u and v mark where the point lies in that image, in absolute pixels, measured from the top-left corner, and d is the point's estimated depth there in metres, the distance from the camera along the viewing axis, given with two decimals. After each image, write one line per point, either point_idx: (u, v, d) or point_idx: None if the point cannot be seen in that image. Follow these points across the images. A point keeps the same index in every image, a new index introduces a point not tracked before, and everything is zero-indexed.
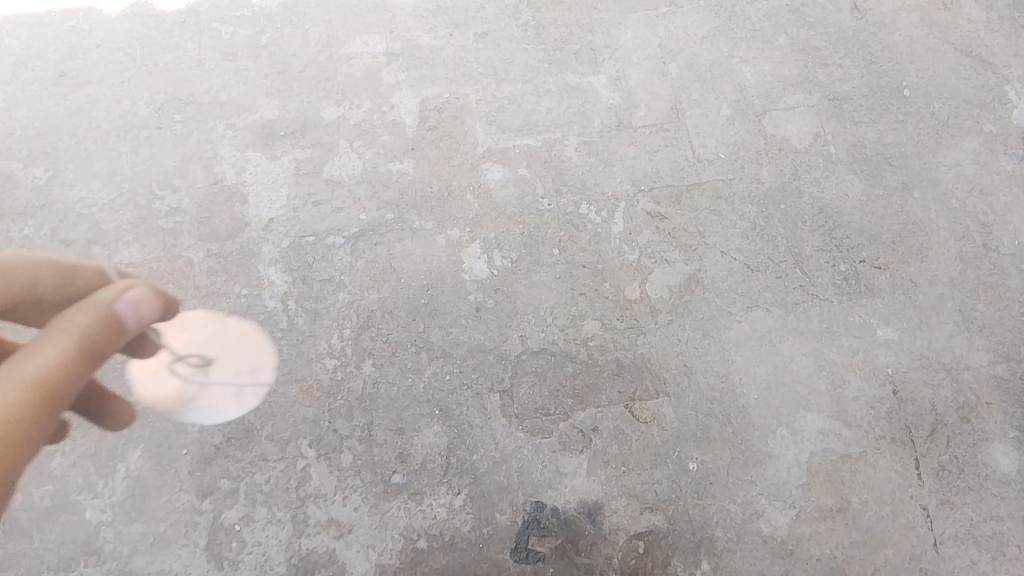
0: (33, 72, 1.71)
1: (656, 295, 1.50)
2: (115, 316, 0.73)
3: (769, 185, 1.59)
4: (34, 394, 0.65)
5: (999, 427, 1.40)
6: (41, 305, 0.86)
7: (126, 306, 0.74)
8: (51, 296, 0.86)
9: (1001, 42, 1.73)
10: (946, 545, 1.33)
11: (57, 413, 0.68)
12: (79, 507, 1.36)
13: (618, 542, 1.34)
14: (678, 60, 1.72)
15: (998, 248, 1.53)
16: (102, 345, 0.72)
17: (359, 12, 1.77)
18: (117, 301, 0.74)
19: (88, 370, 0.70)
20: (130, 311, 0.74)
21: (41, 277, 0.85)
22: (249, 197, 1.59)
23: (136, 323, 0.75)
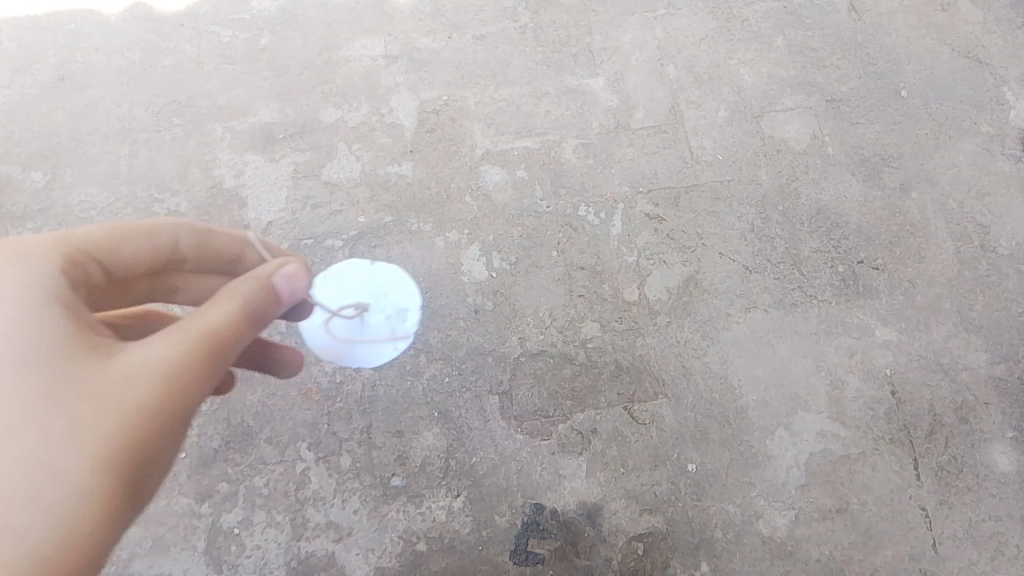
0: (32, 76, 1.71)
1: (655, 296, 1.50)
2: (273, 288, 0.84)
3: (767, 186, 1.59)
4: (206, 345, 0.77)
5: (997, 427, 1.40)
6: (189, 260, 0.98)
7: (282, 281, 0.85)
8: (195, 253, 0.97)
9: (998, 43, 1.73)
10: (945, 545, 1.33)
11: (223, 364, 0.79)
12: None
13: (618, 544, 1.34)
14: (676, 62, 1.72)
15: (996, 249, 1.53)
16: (263, 310, 0.83)
17: (358, 15, 1.77)
18: (275, 275, 0.84)
19: (250, 330, 0.82)
20: (285, 284, 0.85)
21: (186, 239, 0.95)
22: (248, 200, 1.59)
23: (289, 296, 0.86)
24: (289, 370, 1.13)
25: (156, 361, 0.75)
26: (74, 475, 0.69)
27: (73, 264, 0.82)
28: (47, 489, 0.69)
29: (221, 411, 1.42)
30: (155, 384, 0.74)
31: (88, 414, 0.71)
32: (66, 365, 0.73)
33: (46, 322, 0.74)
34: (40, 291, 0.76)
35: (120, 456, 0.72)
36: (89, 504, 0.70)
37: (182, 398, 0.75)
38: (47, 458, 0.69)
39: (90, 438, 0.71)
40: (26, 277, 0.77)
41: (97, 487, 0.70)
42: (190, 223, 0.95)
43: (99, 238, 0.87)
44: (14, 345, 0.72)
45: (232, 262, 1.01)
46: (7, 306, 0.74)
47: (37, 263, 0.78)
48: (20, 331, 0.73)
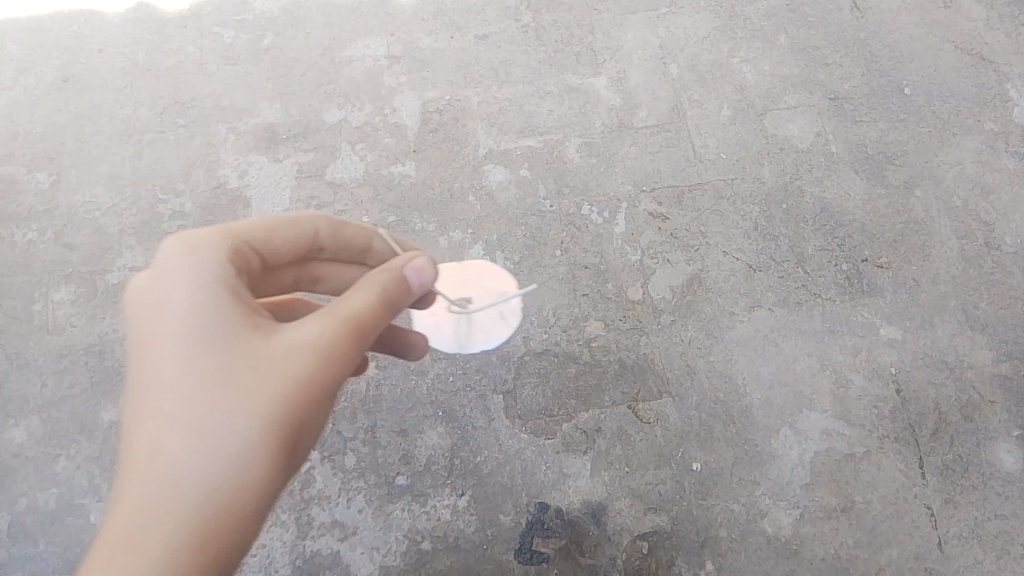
0: (36, 77, 1.71)
1: (658, 295, 1.50)
2: (406, 279, 0.89)
3: (770, 185, 1.59)
4: (353, 328, 0.82)
5: (1003, 425, 1.40)
6: (324, 249, 1.05)
7: (413, 273, 0.90)
8: (329, 243, 1.05)
9: (1002, 40, 1.73)
10: (951, 544, 1.32)
11: (366, 345, 0.84)
12: (83, 511, 1.37)
13: (622, 543, 1.34)
14: (679, 61, 1.72)
15: (1000, 247, 1.53)
16: (396, 298, 0.89)
17: (360, 15, 1.77)
18: (407, 267, 0.90)
19: (386, 315, 0.87)
20: (415, 276, 0.90)
21: (323, 230, 1.02)
22: (252, 200, 1.59)
23: (420, 287, 0.91)
24: (416, 354, 1.17)
25: (312, 341, 0.79)
26: (241, 446, 0.74)
27: (234, 251, 0.89)
28: (218, 457, 0.73)
29: None
30: (312, 362, 0.78)
31: (252, 388, 0.76)
32: (234, 342, 0.78)
33: (215, 303, 0.80)
34: (211, 275, 0.82)
35: (281, 429, 0.76)
36: (254, 471, 0.74)
37: (335, 376, 0.80)
38: (218, 426, 0.74)
39: (254, 413, 0.75)
40: (198, 263, 0.83)
41: (261, 457, 0.75)
42: (326, 215, 1.02)
43: (254, 227, 0.94)
44: (191, 322, 0.78)
45: (359, 253, 1.09)
46: (184, 287, 0.80)
47: (205, 249, 0.85)
48: (196, 310, 0.79)
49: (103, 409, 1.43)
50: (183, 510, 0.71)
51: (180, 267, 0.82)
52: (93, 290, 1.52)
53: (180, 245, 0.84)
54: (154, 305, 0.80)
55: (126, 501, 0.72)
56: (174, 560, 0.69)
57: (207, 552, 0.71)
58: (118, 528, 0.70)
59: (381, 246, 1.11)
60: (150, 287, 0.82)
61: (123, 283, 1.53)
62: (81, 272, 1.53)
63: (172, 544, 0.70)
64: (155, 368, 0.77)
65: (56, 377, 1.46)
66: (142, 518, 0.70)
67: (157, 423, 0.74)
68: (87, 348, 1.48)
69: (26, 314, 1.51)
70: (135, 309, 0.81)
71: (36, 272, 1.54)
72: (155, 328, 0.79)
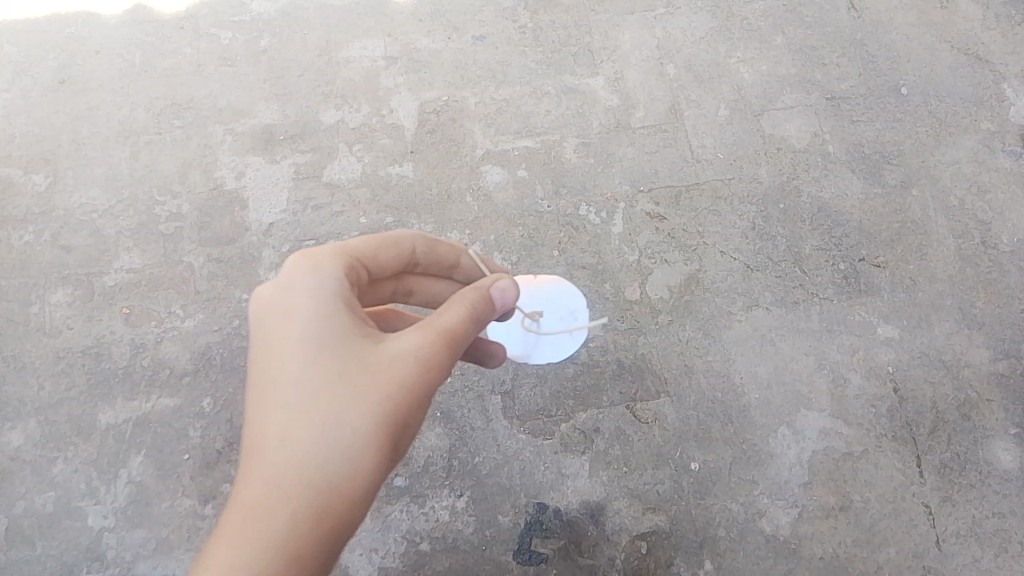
0: (32, 79, 1.71)
1: (656, 295, 1.50)
2: (492, 298, 0.96)
3: (767, 184, 1.59)
4: (451, 340, 0.89)
5: (1000, 424, 1.40)
6: (419, 264, 1.11)
7: (499, 292, 0.98)
8: (425, 259, 1.10)
9: (998, 40, 1.73)
10: (949, 542, 1.33)
11: (459, 355, 0.91)
12: (81, 513, 1.36)
13: (621, 543, 1.34)
14: (676, 61, 1.72)
15: (997, 245, 1.53)
16: (484, 315, 0.95)
17: (357, 16, 1.77)
18: (493, 286, 0.97)
19: (476, 330, 0.94)
20: (499, 295, 0.98)
21: (420, 247, 1.08)
22: (249, 201, 1.59)
23: (503, 305, 0.99)
24: (497, 362, 1.16)
25: (416, 351, 0.86)
26: (354, 442, 0.82)
27: (350, 265, 0.95)
28: (336, 450, 0.82)
29: (224, 412, 1.42)
30: (416, 370, 0.86)
31: (365, 391, 0.83)
32: (348, 348, 0.86)
33: (334, 312, 0.87)
34: (331, 287, 0.89)
35: (387, 429, 0.84)
36: (363, 466, 0.82)
37: (434, 382, 0.88)
38: (335, 425, 0.82)
39: (368, 413, 0.83)
40: (319, 275, 0.89)
41: (371, 454, 0.83)
42: (423, 233, 1.09)
43: (364, 244, 0.99)
44: (312, 329, 0.86)
45: (449, 269, 1.15)
46: (305, 295, 0.88)
47: (325, 262, 0.91)
48: (317, 318, 0.86)
49: (101, 411, 1.43)
50: (305, 497, 0.80)
51: (301, 278, 0.89)
52: (91, 292, 1.52)
53: (301, 259, 0.91)
54: (279, 311, 0.87)
55: (253, 484, 0.80)
56: (296, 541, 0.78)
57: (323, 535, 0.80)
58: (245, 509, 0.79)
59: (468, 262, 1.17)
60: (274, 294, 0.88)
61: (120, 285, 1.52)
62: (78, 274, 1.53)
63: (295, 526, 0.78)
64: (277, 369, 0.85)
65: (53, 379, 1.45)
66: (266, 503, 0.79)
67: (280, 420, 0.82)
68: (84, 350, 1.48)
69: (23, 317, 1.50)
70: (258, 313, 0.88)
71: (33, 274, 1.53)
72: (279, 333, 0.86)
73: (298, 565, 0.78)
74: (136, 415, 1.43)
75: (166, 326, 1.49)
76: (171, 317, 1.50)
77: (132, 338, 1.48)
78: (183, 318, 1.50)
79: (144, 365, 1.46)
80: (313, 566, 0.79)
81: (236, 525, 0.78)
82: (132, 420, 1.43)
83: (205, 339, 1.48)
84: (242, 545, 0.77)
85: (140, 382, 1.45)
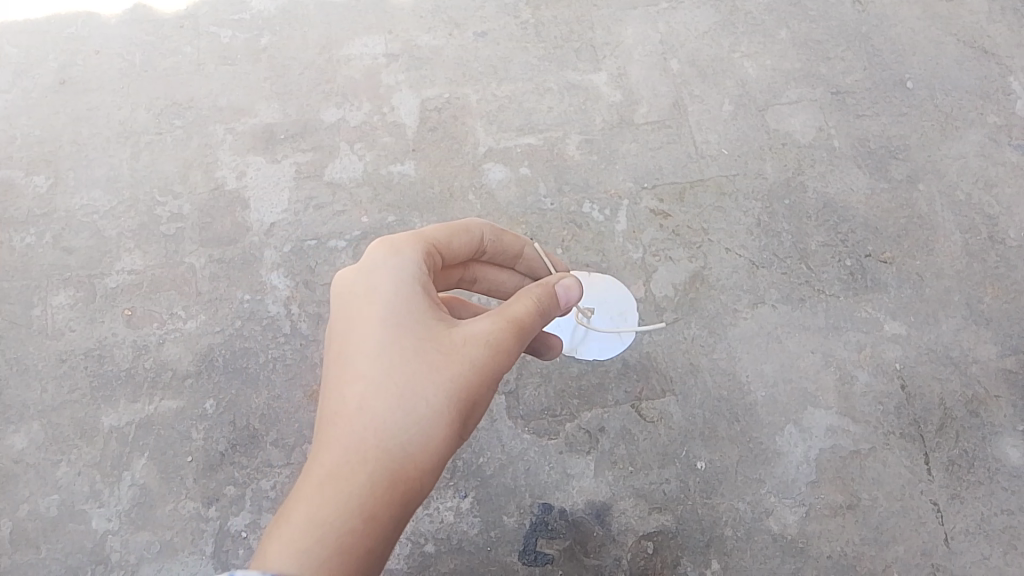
0: (32, 80, 1.70)
1: (661, 293, 1.49)
2: (557, 294, 1.02)
3: (772, 180, 1.58)
4: (519, 328, 0.94)
5: (1009, 420, 1.39)
6: (486, 254, 1.17)
7: (563, 289, 1.04)
8: (491, 248, 1.15)
9: (1004, 32, 1.71)
10: (957, 540, 1.32)
11: (525, 344, 0.97)
12: (85, 516, 1.36)
13: (627, 543, 1.33)
14: (679, 56, 1.71)
15: (1004, 240, 1.51)
16: (548, 309, 1.01)
17: (357, 13, 1.76)
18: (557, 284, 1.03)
19: (540, 323, 0.99)
20: (563, 293, 1.04)
21: (488, 237, 1.13)
22: (250, 201, 1.58)
23: (567, 303, 1.05)
24: (553, 354, 1.21)
25: (488, 334, 0.92)
26: (428, 414, 0.87)
27: (428, 253, 1.00)
28: (411, 420, 0.86)
29: (226, 414, 1.42)
30: (487, 353, 0.91)
31: (440, 368, 0.88)
32: (426, 328, 0.91)
33: (414, 295, 0.93)
34: (412, 273, 0.95)
35: (459, 406, 0.88)
36: (435, 438, 0.87)
37: (502, 365, 0.93)
38: (412, 397, 0.87)
39: (443, 389, 0.88)
40: (401, 261, 0.95)
41: (443, 427, 0.87)
42: (492, 224, 1.14)
43: (440, 232, 1.04)
44: (392, 310, 0.91)
45: (513, 259, 1.21)
46: (390, 279, 0.93)
47: (407, 249, 0.97)
48: (397, 299, 0.92)
49: (104, 413, 1.43)
50: (381, 460, 0.84)
51: (385, 263, 0.95)
52: (92, 294, 1.51)
53: (384, 247, 0.97)
54: (361, 291, 0.93)
55: (334, 446, 0.84)
56: (372, 503, 0.81)
57: (396, 500, 0.83)
58: (327, 467, 0.83)
59: (530, 254, 1.22)
60: (358, 277, 0.94)
61: (122, 287, 1.52)
62: (80, 276, 1.53)
63: (372, 489, 0.82)
64: (360, 343, 0.90)
65: (56, 382, 1.45)
66: (345, 463, 0.83)
67: (361, 389, 0.87)
68: (87, 352, 1.47)
69: (25, 319, 1.50)
70: (345, 291, 0.94)
71: (35, 276, 1.53)
72: (362, 311, 0.92)
73: (372, 526, 0.81)
74: (139, 417, 1.42)
75: (168, 327, 1.48)
76: (174, 319, 1.49)
77: (134, 340, 1.48)
78: (186, 319, 1.49)
79: (146, 367, 1.46)
80: (386, 529, 0.82)
81: (314, 484, 0.81)
82: (135, 422, 1.42)
83: (207, 340, 1.47)
84: (322, 500, 0.80)
85: (142, 384, 1.45)
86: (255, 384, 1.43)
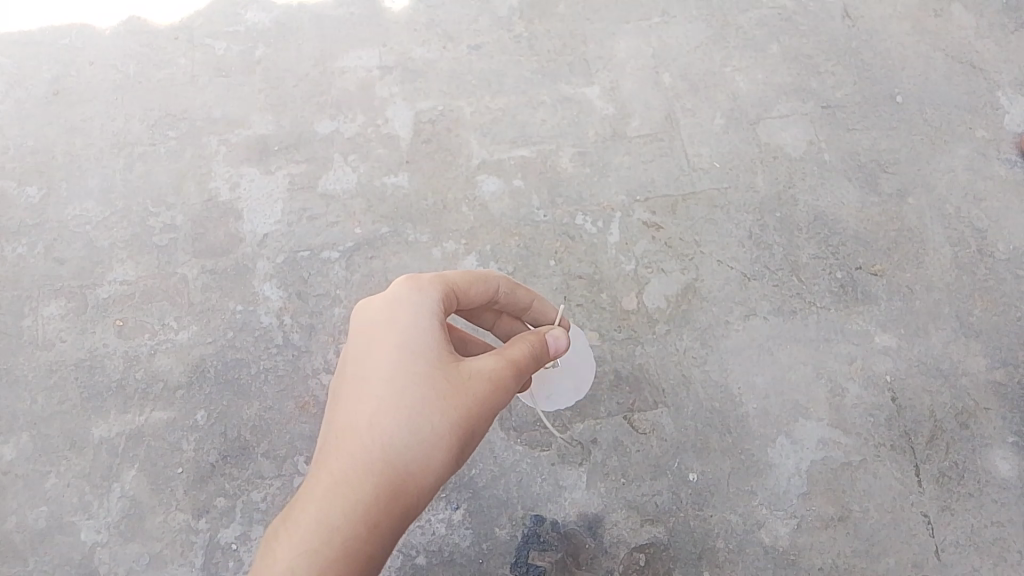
0: (26, 90, 1.71)
1: (653, 305, 1.50)
2: (547, 342, 1.03)
3: (764, 193, 1.59)
4: (518, 370, 0.95)
5: (998, 432, 1.39)
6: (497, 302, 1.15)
7: (552, 338, 1.03)
8: (504, 299, 1.13)
9: (992, 48, 1.73)
10: (948, 552, 1.32)
11: (521, 384, 0.97)
12: (74, 528, 1.35)
13: (619, 555, 1.33)
14: (671, 70, 1.72)
15: (993, 254, 1.53)
16: (543, 354, 1.02)
17: (353, 25, 1.77)
18: (549, 332, 1.04)
19: (534, 366, 1.01)
20: (553, 342, 1.03)
21: (503, 286, 1.11)
22: (244, 212, 1.58)
23: (556, 351, 1.04)
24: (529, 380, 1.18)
25: (491, 370, 0.92)
26: (431, 440, 0.87)
27: (446, 291, 1.00)
28: (415, 443, 0.87)
29: (218, 425, 1.41)
30: (490, 387, 0.91)
31: (445, 394, 0.88)
32: (435, 358, 0.91)
33: (426, 328, 0.93)
34: (426, 308, 0.95)
35: (461, 434, 0.88)
36: (436, 461, 0.87)
37: (502, 401, 0.93)
38: (416, 423, 0.87)
39: (445, 418, 0.87)
40: (416, 295, 0.96)
41: (444, 451, 0.87)
42: (506, 273, 1.12)
43: (459, 277, 1.03)
44: (406, 336, 0.92)
45: (522, 310, 1.19)
46: (405, 309, 0.94)
47: (426, 285, 0.97)
48: (411, 328, 0.92)
49: (93, 424, 1.42)
50: (384, 477, 0.85)
51: (404, 293, 0.95)
52: (84, 305, 1.51)
53: (405, 282, 0.98)
54: (379, 316, 0.94)
55: (341, 458, 0.85)
56: (373, 516, 0.83)
57: (395, 517, 0.84)
58: (330, 482, 0.84)
59: (540, 306, 1.19)
60: (377, 303, 0.95)
61: (114, 298, 1.51)
62: (72, 287, 1.52)
63: (373, 504, 0.83)
64: (371, 369, 0.91)
65: (46, 393, 1.44)
66: (348, 481, 0.83)
67: (368, 411, 0.88)
68: (77, 363, 1.46)
69: (16, 329, 1.49)
70: (364, 319, 0.95)
71: (26, 287, 1.53)
72: (377, 338, 0.92)
73: (372, 537, 0.82)
74: (129, 428, 1.42)
75: (160, 337, 1.48)
76: (165, 329, 1.49)
77: (125, 351, 1.47)
78: (177, 330, 1.49)
79: (137, 378, 1.45)
80: (384, 541, 0.83)
81: (321, 493, 0.83)
82: (125, 433, 1.41)
83: (199, 351, 1.47)
84: (326, 511, 0.82)
85: (133, 395, 1.44)
86: (247, 395, 1.43)
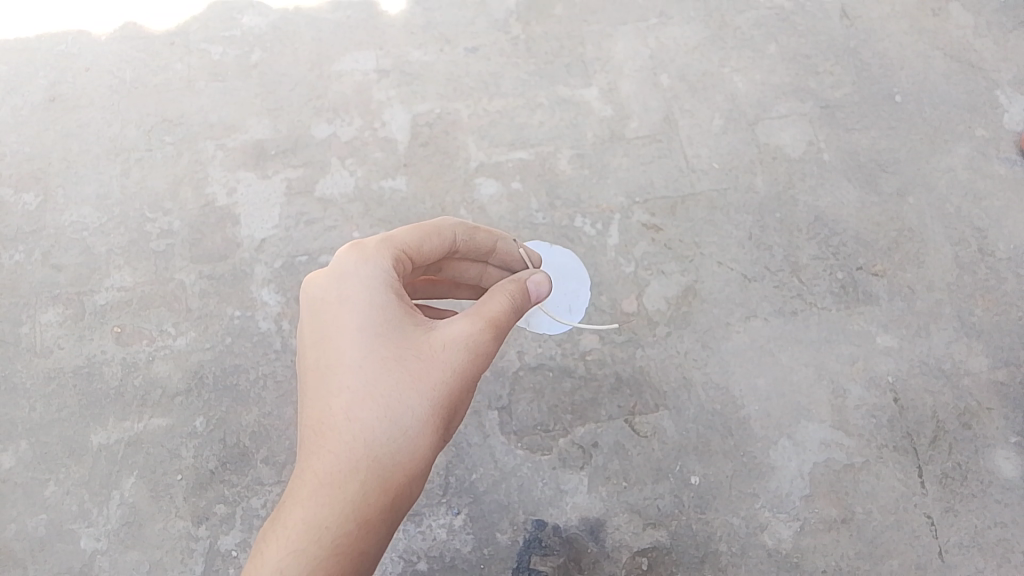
0: (23, 97, 1.70)
1: (653, 307, 1.49)
2: (528, 290, 1.01)
3: (763, 194, 1.58)
4: (495, 331, 0.94)
5: (1001, 432, 1.39)
6: (458, 252, 1.12)
7: (534, 285, 1.02)
8: (465, 246, 1.11)
9: (990, 46, 1.73)
10: (952, 553, 1.31)
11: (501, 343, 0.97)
12: (73, 536, 1.35)
13: (622, 559, 1.32)
14: (669, 71, 1.72)
15: (994, 253, 1.52)
16: (523, 304, 1.01)
17: (349, 29, 1.77)
18: (530, 279, 1.02)
19: (516, 319, 1.00)
20: (535, 289, 1.02)
21: (461, 233, 1.09)
22: (242, 217, 1.58)
23: (537, 297, 1.04)
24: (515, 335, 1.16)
25: (465, 338, 0.92)
26: (413, 423, 0.88)
27: (397, 258, 0.98)
28: (396, 429, 0.87)
29: (217, 432, 1.40)
30: (468, 356, 0.91)
31: (420, 374, 0.89)
32: (404, 338, 0.91)
33: (387, 304, 0.92)
34: (382, 280, 0.94)
35: (442, 410, 0.90)
36: (421, 444, 0.88)
37: (481, 367, 0.93)
38: (395, 407, 0.88)
39: (423, 398, 0.88)
40: (369, 269, 0.94)
41: (428, 431, 0.88)
42: (461, 219, 1.09)
43: (410, 238, 1.01)
44: (368, 316, 0.91)
45: (487, 253, 1.16)
46: (362, 287, 0.93)
47: (375, 254, 0.95)
48: (370, 305, 0.91)
49: (92, 432, 1.41)
50: (371, 468, 0.85)
51: (354, 268, 0.94)
52: (82, 311, 1.50)
53: (353, 254, 0.96)
54: (334, 297, 0.93)
55: (322, 456, 0.86)
56: (363, 509, 0.84)
57: (387, 505, 0.85)
58: (314, 481, 0.84)
59: (506, 246, 1.16)
60: (330, 284, 0.94)
61: (112, 304, 1.51)
62: (70, 293, 1.52)
63: (363, 498, 0.84)
64: (338, 356, 0.90)
65: (44, 401, 1.44)
66: (332, 477, 0.84)
67: (343, 403, 0.88)
68: (75, 370, 1.46)
69: (14, 337, 1.49)
70: (318, 302, 0.94)
71: (23, 294, 1.52)
72: (337, 322, 0.92)
73: (365, 530, 0.84)
74: (128, 435, 1.41)
75: (159, 344, 1.47)
76: (163, 335, 1.48)
77: (124, 357, 1.46)
78: (175, 336, 1.48)
79: (135, 385, 1.44)
80: (378, 532, 0.85)
81: (305, 493, 0.84)
82: (124, 440, 1.41)
83: (197, 358, 1.46)
84: (313, 511, 0.82)
85: (132, 402, 1.43)
86: (246, 402, 1.42)
